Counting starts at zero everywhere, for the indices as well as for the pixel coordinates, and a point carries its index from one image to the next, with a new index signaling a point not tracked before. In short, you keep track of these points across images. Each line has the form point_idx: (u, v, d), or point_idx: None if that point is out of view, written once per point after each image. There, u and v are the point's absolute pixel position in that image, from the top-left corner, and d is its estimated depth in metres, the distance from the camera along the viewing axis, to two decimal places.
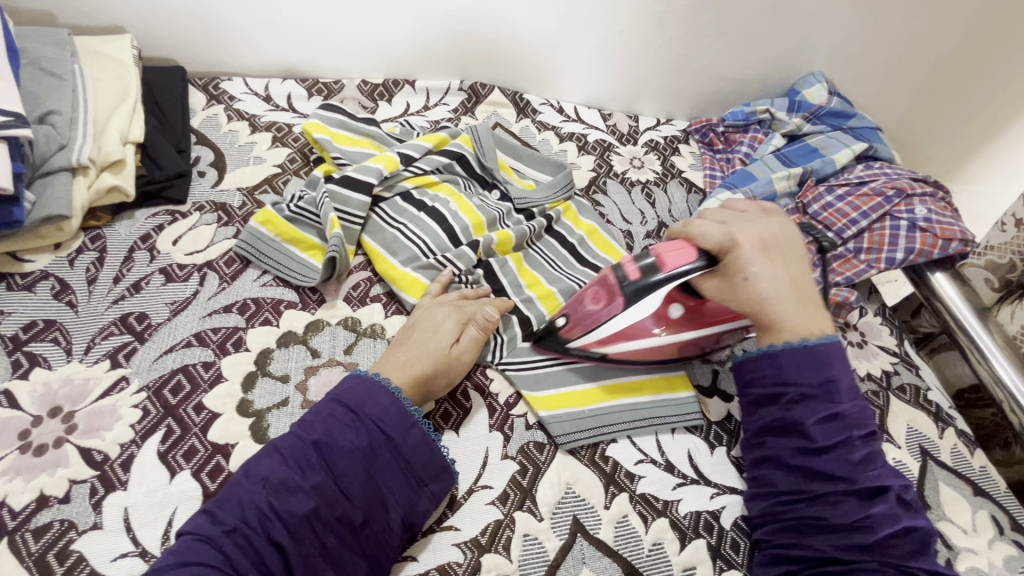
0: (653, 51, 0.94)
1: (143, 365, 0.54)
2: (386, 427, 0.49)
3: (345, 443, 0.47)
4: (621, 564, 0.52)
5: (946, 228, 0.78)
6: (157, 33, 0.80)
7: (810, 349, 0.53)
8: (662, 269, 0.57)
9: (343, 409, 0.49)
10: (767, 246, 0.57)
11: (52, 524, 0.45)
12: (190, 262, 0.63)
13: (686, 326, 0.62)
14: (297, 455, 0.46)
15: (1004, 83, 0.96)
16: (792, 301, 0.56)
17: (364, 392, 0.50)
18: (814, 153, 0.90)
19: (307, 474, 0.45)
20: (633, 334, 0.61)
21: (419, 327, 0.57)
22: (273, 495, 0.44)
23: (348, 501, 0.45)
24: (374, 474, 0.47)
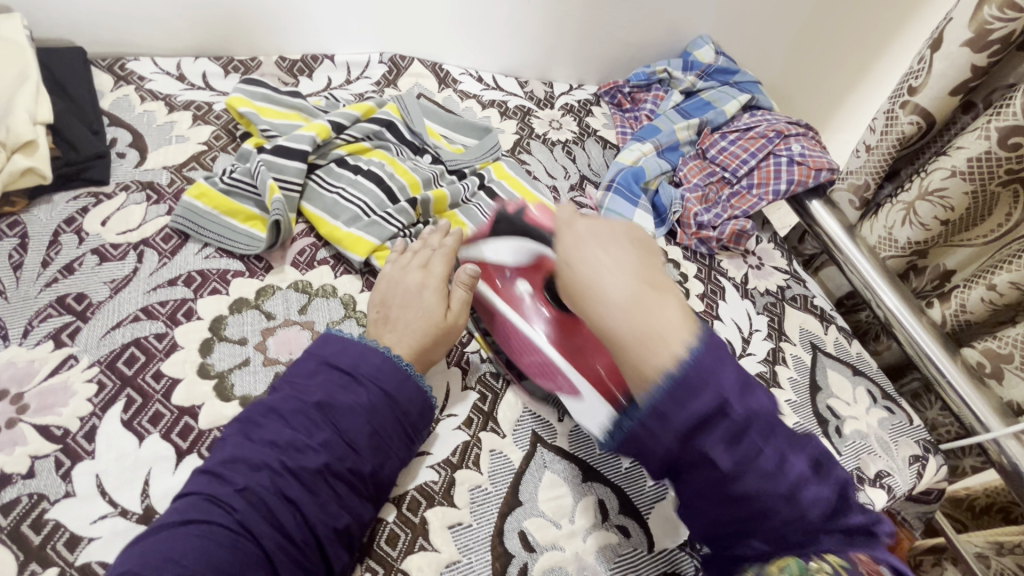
0: (561, 18, 1.01)
1: (91, 342, 0.54)
2: (382, 383, 0.52)
3: (346, 402, 0.50)
4: (578, 464, 0.59)
5: (816, 161, 0.92)
6: (51, 14, 0.76)
7: (682, 381, 0.43)
8: (526, 220, 0.61)
9: (339, 373, 0.52)
10: (643, 282, 0.48)
11: (20, 499, 0.45)
12: (124, 241, 0.62)
13: (553, 331, 0.61)
14: (299, 416, 0.48)
15: (856, 41, 1.13)
16: (632, 304, 0.46)
17: (355, 354, 0.53)
18: (708, 106, 1.02)
19: (314, 432, 0.47)
20: (488, 282, 0.65)
21: (401, 304, 0.59)
22: (283, 453, 0.46)
23: (356, 453, 0.48)
24: (378, 427, 0.50)
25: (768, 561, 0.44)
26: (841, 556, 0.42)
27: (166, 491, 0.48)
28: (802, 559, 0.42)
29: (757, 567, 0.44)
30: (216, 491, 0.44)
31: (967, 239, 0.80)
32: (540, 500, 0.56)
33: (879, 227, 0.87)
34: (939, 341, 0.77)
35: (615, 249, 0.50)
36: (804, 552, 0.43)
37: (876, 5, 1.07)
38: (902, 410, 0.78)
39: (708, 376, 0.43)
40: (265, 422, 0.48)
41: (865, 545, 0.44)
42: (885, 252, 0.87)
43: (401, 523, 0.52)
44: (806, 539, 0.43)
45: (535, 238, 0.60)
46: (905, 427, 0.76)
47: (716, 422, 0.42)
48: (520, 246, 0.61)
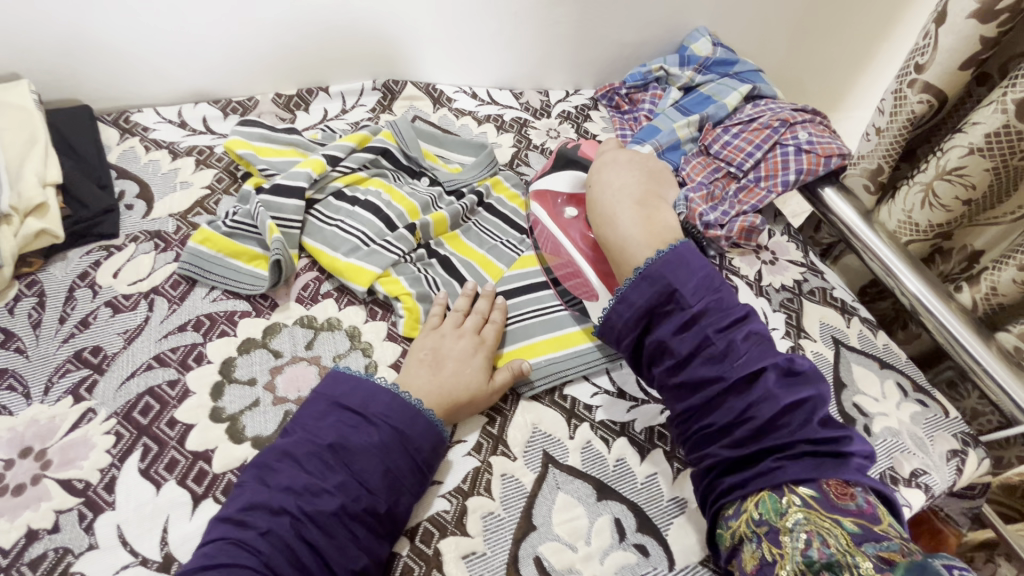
0: (551, 27, 1.00)
1: (108, 394, 0.56)
2: (394, 422, 0.52)
3: (360, 443, 0.50)
4: (592, 482, 0.59)
5: (825, 147, 0.88)
6: (56, 76, 0.79)
7: (647, 272, 0.58)
8: (580, 155, 0.80)
9: (350, 414, 0.52)
10: (637, 201, 0.69)
11: (47, 553, 0.47)
12: (135, 291, 0.64)
13: (588, 251, 0.71)
14: (314, 460, 0.49)
15: (863, 19, 1.11)
16: (625, 213, 0.67)
17: (366, 394, 0.53)
18: (708, 100, 0.99)
19: (328, 476, 0.48)
20: (542, 199, 0.77)
21: (453, 357, 0.61)
22: (301, 499, 0.47)
23: (372, 493, 0.49)
24: (393, 466, 0.50)
25: (748, 495, 0.49)
26: (811, 488, 0.46)
27: (185, 537, 0.49)
28: (776, 492, 0.47)
29: (739, 501, 0.49)
30: (240, 535, 0.45)
31: (996, 216, 0.76)
32: (555, 522, 0.55)
33: (896, 211, 0.83)
34: (970, 326, 0.73)
35: (627, 174, 0.72)
36: (779, 483, 0.47)
37: None
38: (936, 403, 0.74)
39: (672, 270, 0.57)
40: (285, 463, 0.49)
41: (840, 470, 0.47)
42: (906, 237, 0.83)
43: (415, 555, 0.52)
44: (776, 462, 0.49)
45: (587, 170, 0.77)
46: (940, 421, 0.73)
47: (676, 313, 0.56)
48: (576, 177, 0.77)
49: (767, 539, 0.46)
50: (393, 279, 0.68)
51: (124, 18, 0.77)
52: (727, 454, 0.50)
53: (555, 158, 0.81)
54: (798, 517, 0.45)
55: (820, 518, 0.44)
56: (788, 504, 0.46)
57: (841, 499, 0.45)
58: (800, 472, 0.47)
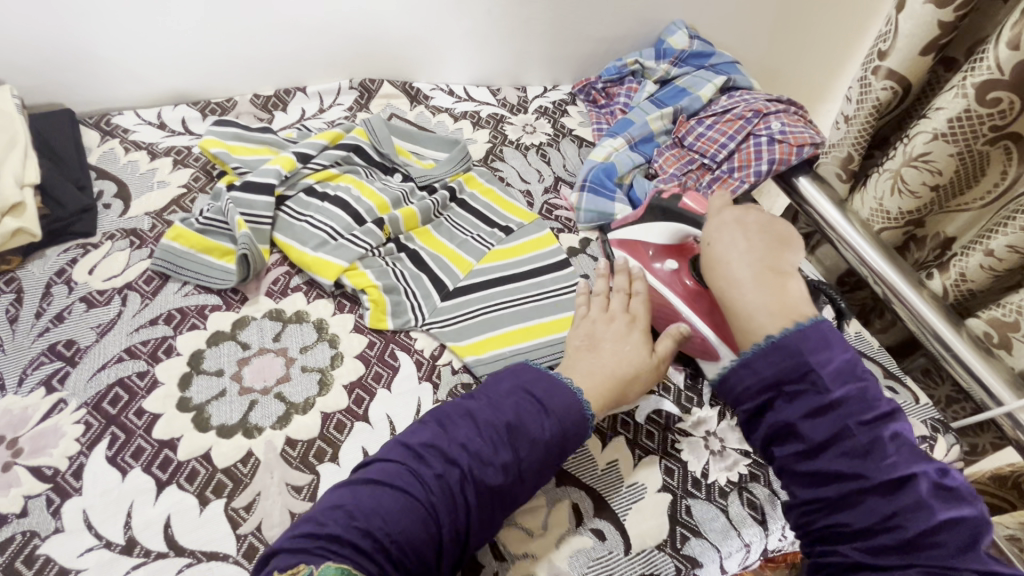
0: (526, 24, 1.01)
1: (79, 385, 0.58)
2: (529, 449, 0.50)
3: (496, 467, 0.48)
4: None
5: (798, 137, 0.89)
6: (39, 81, 0.81)
7: (774, 343, 0.45)
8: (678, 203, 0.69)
9: (502, 426, 0.49)
10: (768, 269, 0.51)
11: (14, 537, 0.49)
12: (109, 286, 0.66)
13: (699, 305, 0.64)
14: (437, 469, 0.47)
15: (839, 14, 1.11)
16: (749, 280, 0.50)
17: (523, 401, 0.52)
18: (683, 93, 1.00)
19: (433, 487, 0.46)
20: (636, 249, 0.72)
21: (605, 340, 0.60)
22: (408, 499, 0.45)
23: (462, 518, 0.46)
24: (546, 465, 0.50)
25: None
26: None
27: (148, 521, 0.51)
28: None
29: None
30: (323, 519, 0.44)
31: (965, 202, 0.76)
32: (513, 507, 0.56)
33: (869, 199, 0.82)
34: (944, 314, 0.72)
35: (751, 234, 0.54)
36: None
37: None
38: (906, 390, 0.74)
39: (801, 346, 0.44)
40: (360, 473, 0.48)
41: None
42: (879, 226, 0.83)
43: None
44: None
45: (688, 220, 0.67)
46: (910, 407, 0.72)
47: (807, 393, 0.43)
48: (672, 229, 0.68)
49: None
50: (360, 272, 0.69)
51: (102, 24, 0.79)
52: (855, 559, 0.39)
53: (646, 206, 0.73)
54: None
55: None
56: None
57: None
58: None
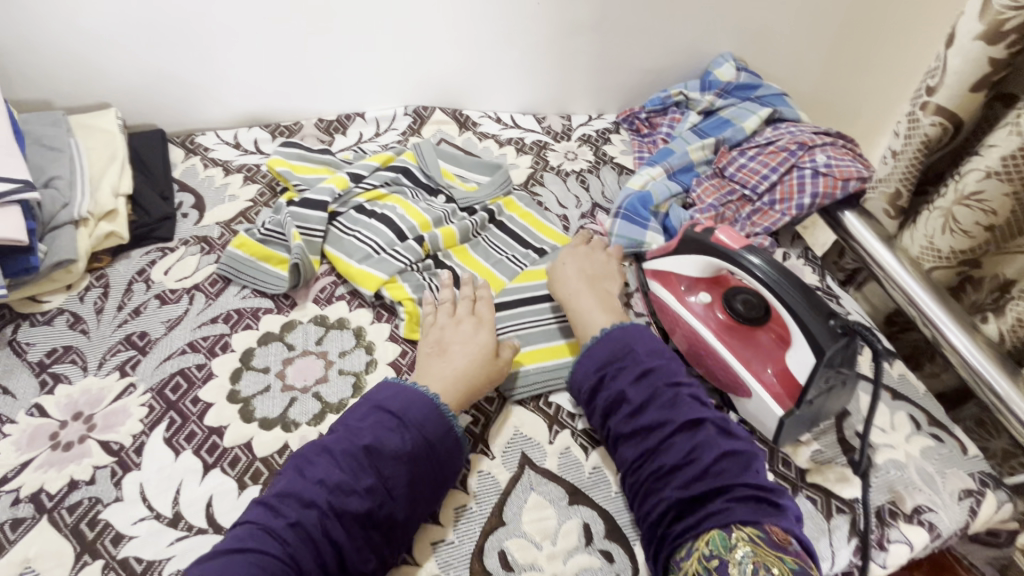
0: (573, 56, 1.05)
1: (147, 372, 0.65)
2: (426, 431, 0.57)
3: (389, 450, 0.54)
4: (565, 487, 0.61)
5: (844, 170, 0.87)
6: (140, 105, 0.93)
7: (607, 336, 0.63)
8: (712, 241, 0.67)
9: (389, 416, 0.57)
10: (594, 285, 0.71)
11: (82, 501, 0.55)
12: (180, 286, 0.74)
13: (728, 339, 0.67)
14: (349, 460, 0.53)
15: (891, 47, 1.11)
16: (585, 295, 0.69)
17: (403, 400, 0.58)
18: (727, 124, 1.00)
19: (360, 477, 0.52)
20: (666, 282, 0.74)
21: (456, 342, 0.65)
22: (332, 494, 0.51)
23: (394, 501, 0.53)
24: (417, 475, 0.55)
25: (698, 535, 0.50)
26: (756, 527, 0.49)
27: (193, 499, 0.56)
28: (724, 530, 0.49)
29: (690, 543, 0.50)
30: (269, 522, 0.50)
31: None
32: (524, 521, 0.58)
33: (918, 236, 0.79)
34: (997, 360, 0.68)
35: (582, 272, 0.72)
36: (727, 523, 0.49)
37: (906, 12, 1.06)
38: (954, 439, 0.69)
39: (621, 344, 0.62)
40: (322, 460, 0.53)
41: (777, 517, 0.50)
42: (929, 264, 0.80)
43: None
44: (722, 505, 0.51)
45: (717, 255, 0.67)
46: (957, 458, 0.68)
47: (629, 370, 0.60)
48: (704, 262, 0.69)
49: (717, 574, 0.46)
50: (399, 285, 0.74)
51: (195, 57, 0.90)
52: (679, 505, 0.52)
53: (680, 236, 0.72)
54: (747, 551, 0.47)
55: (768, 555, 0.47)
56: (736, 540, 0.48)
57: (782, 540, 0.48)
58: (745, 513, 0.50)
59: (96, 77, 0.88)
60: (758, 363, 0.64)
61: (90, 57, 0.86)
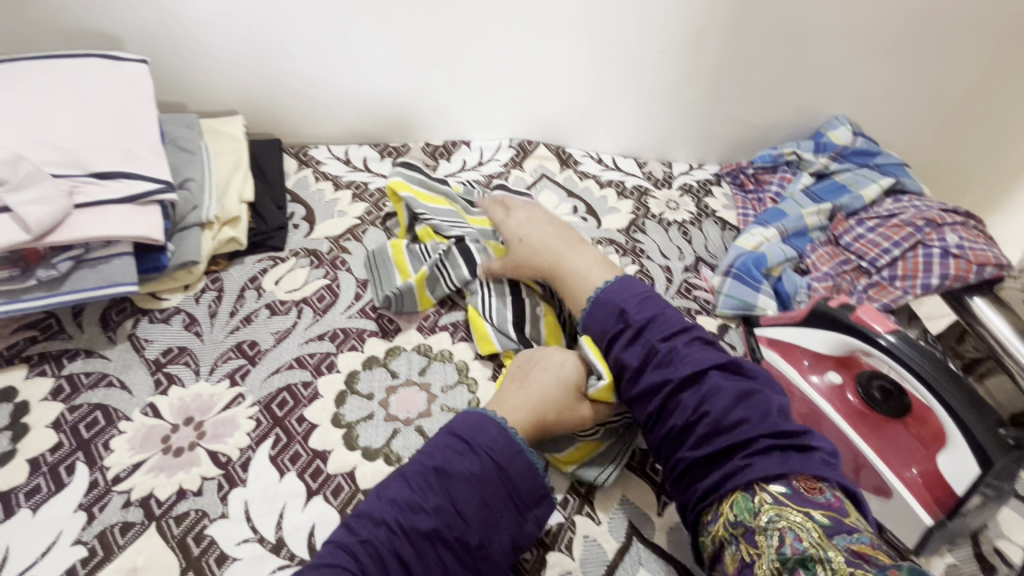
0: (683, 105, 1.04)
1: (256, 384, 0.65)
2: (496, 456, 0.54)
3: (460, 470, 0.52)
4: (676, 567, 0.57)
5: (979, 254, 0.82)
6: (262, 114, 0.96)
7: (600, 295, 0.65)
8: (853, 318, 0.63)
9: (457, 439, 0.54)
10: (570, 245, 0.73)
11: (189, 513, 0.54)
12: (290, 298, 0.74)
13: (861, 426, 0.64)
14: (418, 478, 0.52)
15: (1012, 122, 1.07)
16: (560, 244, 0.73)
17: (474, 424, 0.55)
18: (843, 189, 0.97)
19: (429, 496, 0.50)
20: (789, 352, 0.69)
21: (540, 369, 0.63)
22: (401, 513, 0.49)
23: (465, 523, 0.50)
24: (488, 499, 0.52)
25: (721, 498, 0.52)
26: (781, 486, 0.50)
27: (296, 525, 0.54)
28: (748, 492, 0.51)
29: (714, 506, 0.53)
30: (345, 540, 0.49)
31: None
32: None
33: None
34: None
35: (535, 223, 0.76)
36: (749, 484, 0.51)
37: None
38: None
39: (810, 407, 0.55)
40: (399, 481, 0.51)
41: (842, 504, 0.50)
42: None
43: None
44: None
45: (857, 335, 0.62)
46: None
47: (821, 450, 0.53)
48: (837, 340, 0.64)
49: (743, 540, 0.49)
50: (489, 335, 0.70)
51: (322, 73, 0.93)
52: None
53: (810, 305, 0.68)
54: (771, 515, 0.49)
55: (792, 512, 0.48)
56: (759, 502, 0.50)
57: (815, 498, 0.49)
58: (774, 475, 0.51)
59: (228, 85, 0.92)
60: (899, 461, 0.61)
61: (228, 66, 0.89)
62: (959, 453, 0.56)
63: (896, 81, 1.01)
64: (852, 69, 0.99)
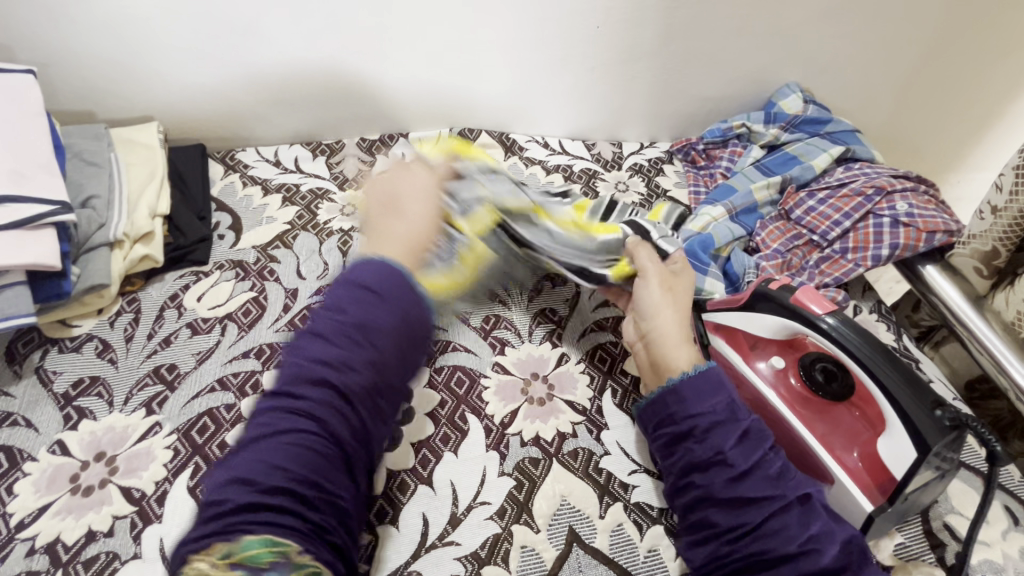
0: (628, 82, 1.00)
1: (174, 411, 0.61)
2: (404, 310, 0.49)
3: (373, 326, 0.47)
4: (617, 572, 0.55)
5: (928, 221, 0.79)
6: (182, 118, 0.91)
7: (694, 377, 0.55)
8: (794, 302, 0.61)
9: (366, 291, 0.48)
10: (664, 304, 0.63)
11: (99, 556, 0.51)
12: (212, 315, 0.70)
13: (805, 413, 0.62)
14: (340, 337, 0.45)
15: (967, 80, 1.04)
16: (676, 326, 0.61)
17: (383, 275, 0.49)
18: (793, 161, 0.94)
19: (343, 354, 0.45)
20: (734, 338, 0.67)
21: (404, 193, 0.62)
22: (323, 379, 0.44)
23: (358, 398, 0.45)
24: (387, 354, 0.47)
25: None
26: None
27: None
28: None
29: None
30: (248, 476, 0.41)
31: None
32: None
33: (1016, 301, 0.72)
34: None
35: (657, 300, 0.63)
36: None
37: (986, 44, 0.99)
38: None
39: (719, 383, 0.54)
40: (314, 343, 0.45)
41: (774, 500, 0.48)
42: None
43: None
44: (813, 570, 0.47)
45: (800, 321, 0.60)
46: None
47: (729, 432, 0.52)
48: (779, 324, 0.62)
49: None
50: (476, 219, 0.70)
51: (240, 70, 0.87)
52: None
53: (752, 287, 0.65)
54: None
55: None
56: None
57: None
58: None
59: (140, 91, 0.86)
60: (841, 445, 0.60)
61: (136, 70, 0.83)
62: (898, 439, 0.54)
63: (846, 44, 0.97)
64: (801, 34, 0.95)
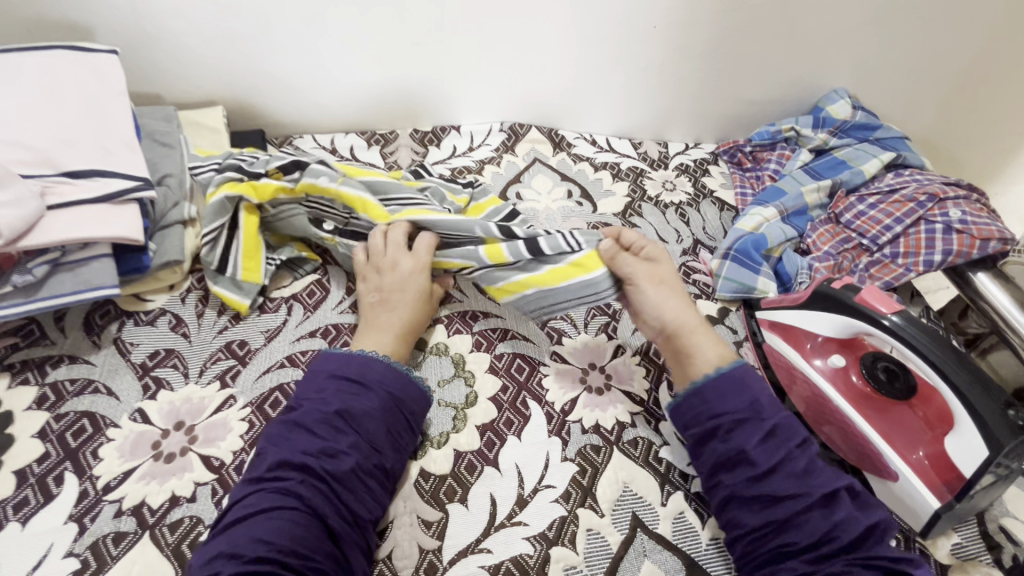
0: (679, 82, 1.00)
1: (247, 385, 0.63)
2: (389, 386, 0.57)
3: (362, 406, 0.54)
4: (681, 558, 0.56)
5: (982, 228, 0.79)
6: (243, 104, 0.93)
7: (726, 375, 0.58)
8: (858, 301, 0.61)
9: (347, 380, 0.56)
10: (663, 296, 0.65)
11: (183, 520, 0.53)
12: (279, 295, 0.72)
13: (868, 409, 0.63)
14: (324, 425, 0.52)
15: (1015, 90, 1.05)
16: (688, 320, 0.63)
17: (360, 362, 0.57)
18: (842, 165, 0.95)
19: (339, 438, 0.52)
20: (793, 336, 0.69)
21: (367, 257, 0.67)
22: (319, 458, 0.50)
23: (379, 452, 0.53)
24: (391, 426, 0.55)
25: None
26: None
27: None
28: None
29: None
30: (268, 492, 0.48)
31: None
32: None
33: None
34: None
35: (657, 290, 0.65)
36: None
37: None
38: None
39: None
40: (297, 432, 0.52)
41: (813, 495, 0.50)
42: None
43: None
44: None
45: (862, 319, 0.61)
46: None
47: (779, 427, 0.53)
48: (843, 323, 0.63)
49: None
50: (498, 245, 0.68)
51: (302, 58, 0.88)
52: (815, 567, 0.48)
53: (811, 288, 0.66)
54: None
55: None
56: None
57: None
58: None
59: (206, 76, 0.88)
60: (906, 443, 0.61)
61: (204, 55, 0.85)
62: (967, 436, 0.55)
63: (897, 50, 0.98)
64: (853, 40, 0.96)
